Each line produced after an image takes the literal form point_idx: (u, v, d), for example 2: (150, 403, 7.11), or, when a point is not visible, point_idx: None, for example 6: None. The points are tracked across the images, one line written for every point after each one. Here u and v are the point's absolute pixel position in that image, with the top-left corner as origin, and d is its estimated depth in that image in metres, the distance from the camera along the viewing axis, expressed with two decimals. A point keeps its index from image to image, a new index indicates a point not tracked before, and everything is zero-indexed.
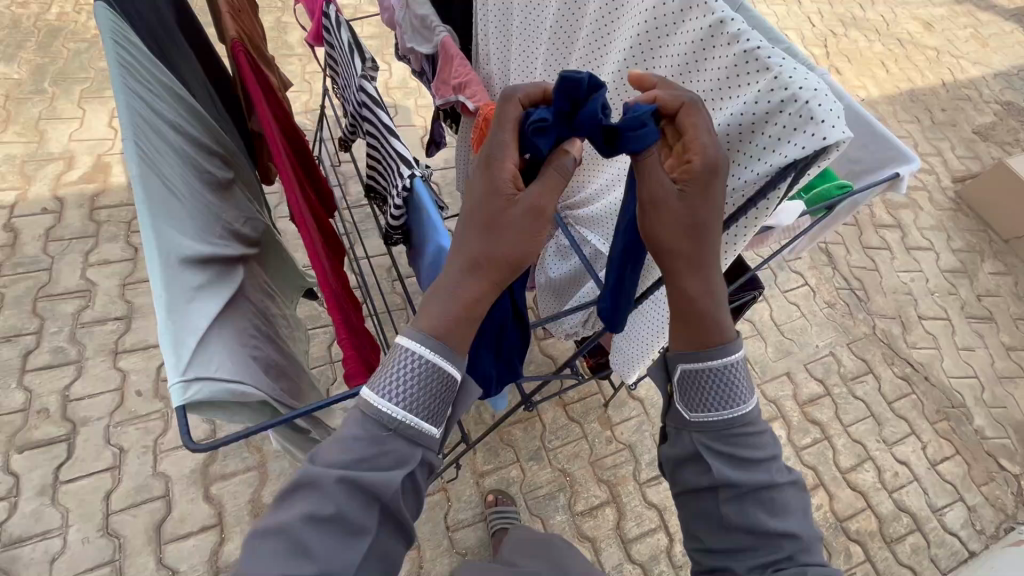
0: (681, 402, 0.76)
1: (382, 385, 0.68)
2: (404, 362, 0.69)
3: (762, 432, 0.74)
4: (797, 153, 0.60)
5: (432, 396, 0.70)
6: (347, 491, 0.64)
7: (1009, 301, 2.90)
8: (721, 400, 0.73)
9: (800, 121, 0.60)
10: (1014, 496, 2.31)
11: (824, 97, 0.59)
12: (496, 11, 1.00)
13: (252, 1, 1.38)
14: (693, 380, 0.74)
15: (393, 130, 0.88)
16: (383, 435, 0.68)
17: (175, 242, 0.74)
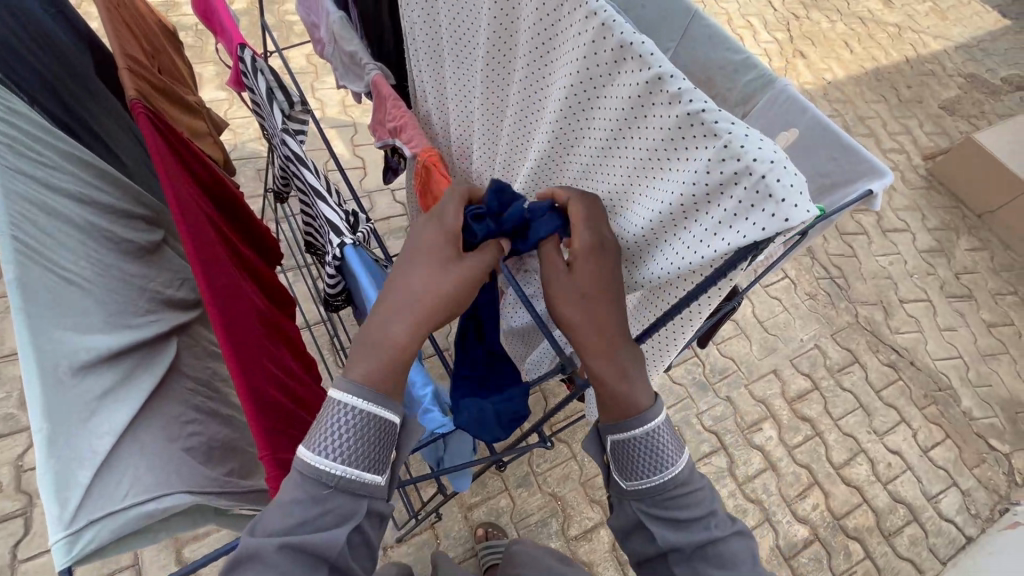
0: (616, 472, 0.70)
1: (318, 443, 0.59)
2: (336, 417, 0.61)
3: (700, 489, 0.68)
4: (756, 236, 0.49)
5: (372, 445, 0.61)
6: (290, 559, 0.56)
7: (986, 277, 2.91)
8: (650, 467, 0.67)
9: (756, 197, 0.49)
10: (1005, 476, 2.31)
11: (781, 171, 0.46)
12: (420, 45, 0.85)
13: (170, 33, 1.25)
14: (622, 451, 0.68)
15: (321, 192, 0.79)
16: (323, 494, 0.59)
17: (68, 345, 0.65)
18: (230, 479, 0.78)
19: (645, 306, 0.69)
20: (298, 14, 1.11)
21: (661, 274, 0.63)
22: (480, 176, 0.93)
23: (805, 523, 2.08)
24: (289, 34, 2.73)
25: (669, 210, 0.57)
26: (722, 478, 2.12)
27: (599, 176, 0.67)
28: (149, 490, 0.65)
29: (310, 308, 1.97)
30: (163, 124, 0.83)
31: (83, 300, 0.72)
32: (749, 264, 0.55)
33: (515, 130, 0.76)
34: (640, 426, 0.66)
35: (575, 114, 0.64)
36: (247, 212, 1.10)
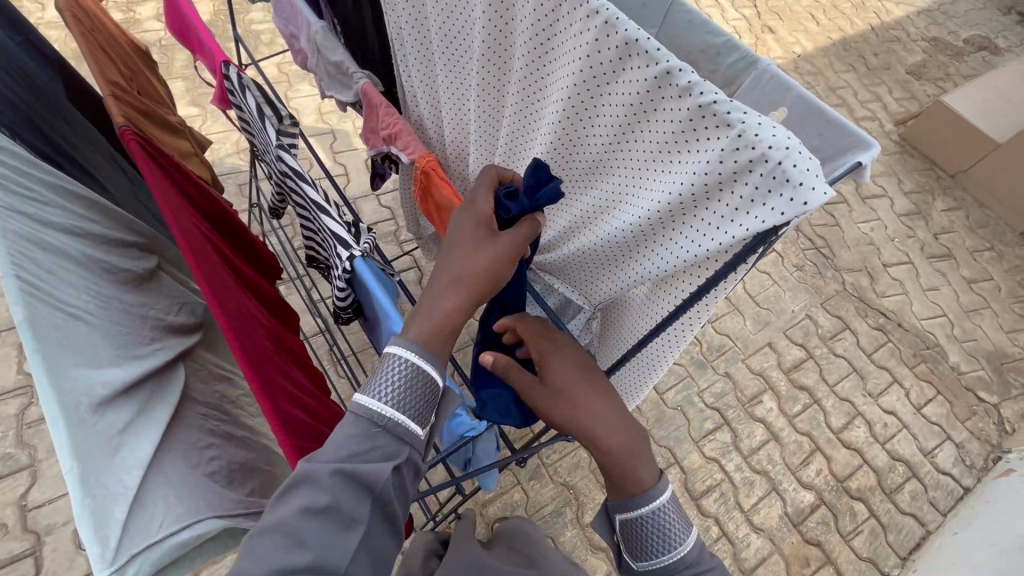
0: (628, 551, 0.74)
1: (373, 385, 0.63)
2: (393, 368, 0.64)
3: (711, 572, 0.69)
4: (775, 221, 0.51)
5: (419, 397, 0.64)
6: (340, 487, 0.57)
7: (963, 235, 2.99)
8: (658, 545, 0.70)
9: (773, 183, 0.50)
10: (995, 425, 2.40)
11: (798, 156, 0.48)
12: (411, 51, 0.85)
13: (144, 53, 1.23)
14: (632, 529, 0.72)
15: (324, 206, 0.78)
16: (374, 432, 0.61)
17: (83, 382, 0.65)
18: (253, 500, 0.77)
19: (655, 299, 0.71)
20: (275, 25, 1.10)
21: (672, 266, 0.64)
22: (478, 176, 0.93)
23: (810, 489, 2.13)
24: (258, 44, 2.67)
25: (681, 201, 0.58)
26: (728, 453, 2.16)
27: (605, 172, 0.68)
28: (180, 519, 0.66)
29: (308, 320, 1.95)
30: (155, 149, 0.82)
31: (91, 335, 0.71)
32: (762, 251, 0.56)
33: (514, 131, 0.76)
34: (649, 499, 0.71)
35: (579, 112, 0.64)
36: (244, 231, 1.09)
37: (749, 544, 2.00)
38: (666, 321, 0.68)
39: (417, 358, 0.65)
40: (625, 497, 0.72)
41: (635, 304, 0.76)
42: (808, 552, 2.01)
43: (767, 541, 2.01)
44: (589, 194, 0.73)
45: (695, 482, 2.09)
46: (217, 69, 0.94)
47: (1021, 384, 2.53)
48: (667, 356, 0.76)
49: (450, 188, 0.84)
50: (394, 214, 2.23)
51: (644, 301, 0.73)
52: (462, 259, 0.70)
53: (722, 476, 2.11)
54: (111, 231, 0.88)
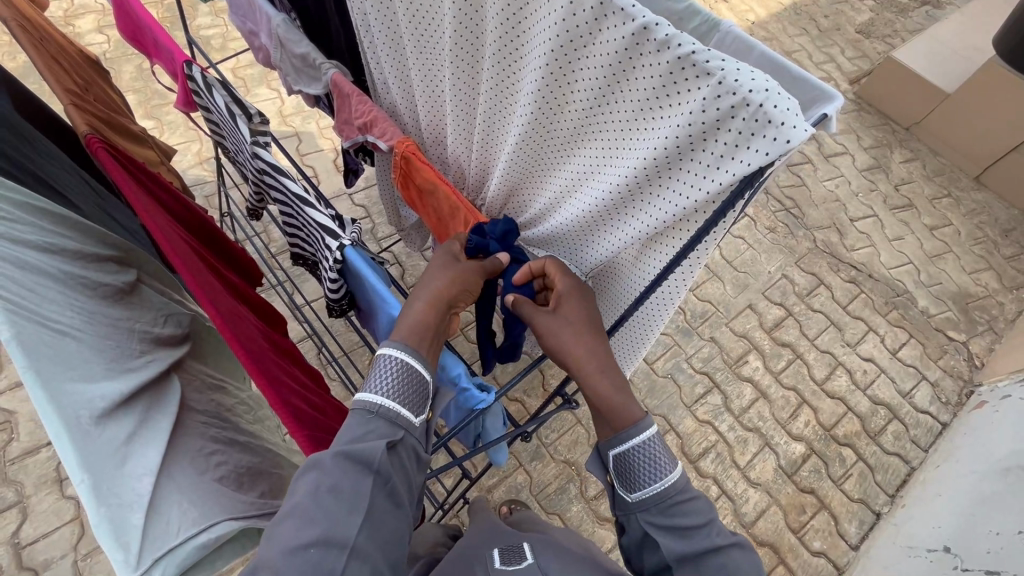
0: (620, 487, 0.77)
1: (373, 382, 0.68)
2: (386, 367, 0.69)
3: (698, 499, 0.74)
4: (761, 162, 0.53)
5: (413, 387, 0.69)
6: (343, 468, 0.63)
7: (921, 184, 3.11)
8: (650, 474, 0.74)
9: (756, 126, 0.52)
10: (966, 362, 2.52)
11: (778, 96, 0.49)
12: (381, 35, 0.84)
13: (97, 64, 1.20)
14: (626, 463, 0.75)
15: (306, 198, 0.78)
16: (369, 418, 0.67)
17: (81, 396, 0.64)
18: (265, 502, 0.78)
19: (648, 255, 0.73)
20: (233, 23, 1.07)
21: (659, 224, 0.66)
22: (457, 156, 0.93)
23: (800, 441, 2.21)
24: (210, 50, 2.59)
25: (666, 155, 0.60)
26: (720, 415, 2.23)
27: (586, 139, 0.70)
28: (197, 523, 0.66)
29: (294, 326, 1.92)
30: (123, 157, 0.80)
31: (81, 351, 0.69)
32: (748, 198, 0.59)
33: (494, 104, 0.76)
34: (638, 433, 0.75)
35: (557, 78, 0.65)
36: (222, 235, 1.07)
37: (748, 499, 2.06)
38: (659, 278, 0.70)
39: (412, 358, 0.69)
40: (616, 437, 0.76)
41: (625, 268, 0.78)
42: (803, 500, 2.09)
43: (764, 494, 2.08)
44: (571, 163, 0.74)
45: (691, 446, 2.15)
46: (179, 70, 0.92)
47: (986, 321, 2.66)
48: (657, 316, 0.79)
49: (433, 170, 0.83)
50: (369, 211, 2.21)
51: (635, 263, 0.76)
52: (435, 275, 0.76)
53: (717, 437, 2.17)
54: (85, 245, 0.84)
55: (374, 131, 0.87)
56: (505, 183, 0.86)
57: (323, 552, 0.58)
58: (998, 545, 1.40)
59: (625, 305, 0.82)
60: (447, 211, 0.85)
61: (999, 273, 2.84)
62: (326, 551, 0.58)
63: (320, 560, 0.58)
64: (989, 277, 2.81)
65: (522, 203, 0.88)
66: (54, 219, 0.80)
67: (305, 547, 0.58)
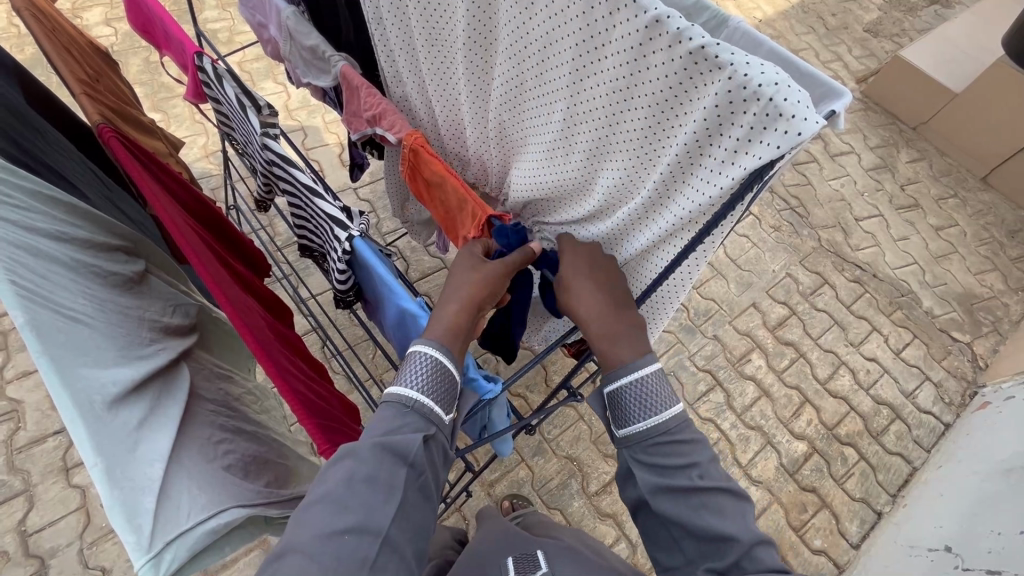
0: (613, 423, 0.79)
1: (404, 377, 0.70)
2: (419, 365, 0.70)
3: (689, 440, 0.74)
4: (772, 156, 0.53)
5: (445, 385, 0.71)
6: (378, 458, 0.64)
7: (928, 184, 3.10)
8: (639, 411, 0.75)
9: (768, 120, 0.52)
10: (970, 363, 2.51)
11: (790, 90, 0.50)
12: (393, 29, 0.84)
13: (106, 56, 1.20)
14: (619, 404, 0.76)
15: (315, 189, 0.78)
16: (404, 411, 0.69)
17: (95, 381, 0.65)
18: (272, 491, 0.79)
19: (657, 248, 0.73)
20: (242, 16, 1.08)
21: (668, 217, 0.67)
22: (467, 149, 0.94)
23: (802, 440, 2.21)
24: (216, 43, 2.60)
25: (678, 148, 0.60)
26: (722, 412, 2.23)
27: (596, 132, 0.70)
28: (207, 509, 0.66)
29: (299, 319, 1.93)
30: (135, 147, 0.81)
31: (94, 338, 0.70)
32: (758, 191, 0.59)
33: (505, 97, 0.77)
34: (630, 371, 0.74)
35: (569, 71, 0.65)
36: (230, 227, 1.08)
37: None
38: (669, 270, 0.71)
39: (445, 358, 0.71)
40: (611, 373, 0.76)
41: (635, 261, 0.79)
42: (804, 498, 2.10)
43: (765, 492, 2.09)
44: (580, 157, 0.75)
45: None
46: (188, 62, 0.92)
47: (991, 322, 2.65)
48: (667, 305, 0.79)
49: (441, 163, 0.84)
50: (374, 206, 2.21)
51: (644, 256, 0.76)
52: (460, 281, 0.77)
53: (719, 435, 2.18)
54: (95, 234, 0.85)
55: (382, 122, 0.87)
56: (515, 176, 0.86)
57: (357, 540, 0.59)
58: (999, 545, 1.40)
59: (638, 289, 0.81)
60: (456, 204, 0.85)
61: (1005, 274, 2.83)
62: (360, 539, 0.59)
63: (353, 548, 0.58)
64: (994, 278, 2.80)
65: (531, 197, 0.88)
66: (64, 209, 0.80)
67: (340, 533, 0.58)
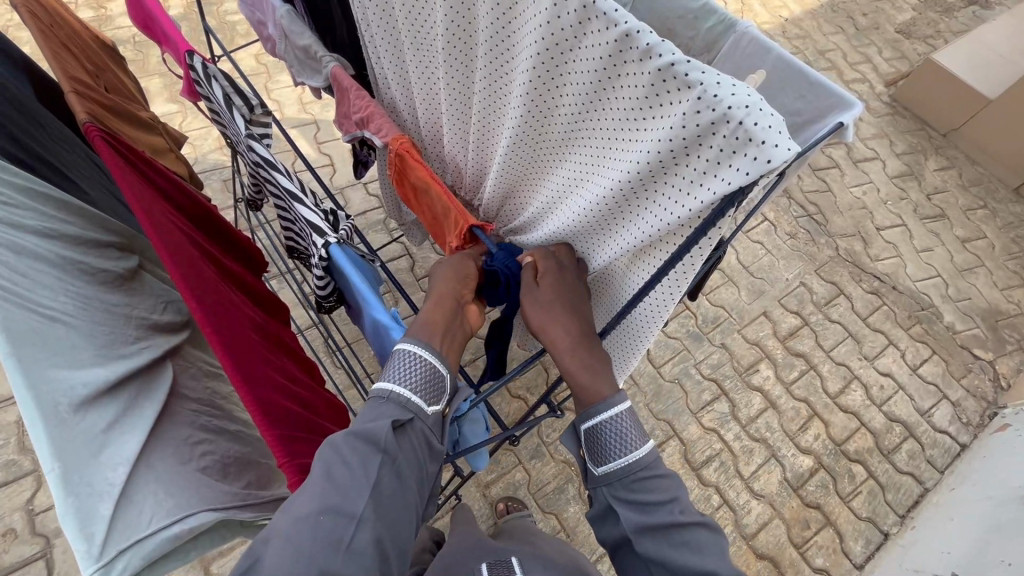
0: (590, 460, 0.77)
1: (389, 375, 0.70)
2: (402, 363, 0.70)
3: (664, 476, 0.73)
4: (742, 181, 0.51)
5: (427, 378, 0.71)
6: (353, 446, 0.65)
7: (956, 194, 2.98)
8: (616, 447, 0.74)
9: (737, 144, 0.49)
10: (990, 382, 2.41)
11: (759, 114, 0.47)
12: (380, 29, 0.82)
13: (114, 51, 1.22)
14: (595, 437, 0.75)
15: (297, 194, 0.78)
16: (381, 403, 0.69)
17: (64, 383, 0.66)
18: (250, 492, 0.79)
19: (636, 266, 0.71)
20: (241, 13, 1.07)
21: (643, 235, 0.64)
22: (455, 154, 0.92)
23: (809, 454, 2.16)
24: (233, 35, 2.62)
25: (649, 169, 0.58)
26: (726, 423, 2.18)
27: (575, 144, 0.68)
28: (171, 514, 0.67)
29: (302, 312, 1.95)
30: (123, 147, 0.81)
31: (72, 337, 0.71)
32: (732, 215, 0.56)
33: (486, 104, 0.74)
34: (608, 409, 0.74)
35: (545, 81, 0.63)
36: (224, 223, 1.09)
37: (750, 510, 2.02)
38: (644, 291, 0.68)
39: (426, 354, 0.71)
40: (587, 408, 0.75)
41: (618, 277, 0.76)
42: (807, 515, 2.04)
43: (767, 506, 2.04)
44: (561, 168, 0.73)
45: (694, 453, 2.11)
46: (182, 60, 0.91)
47: (1016, 340, 2.55)
48: (648, 328, 0.76)
49: (427, 169, 0.83)
50: (382, 202, 2.22)
51: (625, 273, 0.74)
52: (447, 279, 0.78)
53: (722, 445, 2.14)
54: (89, 231, 0.87)
55: (371, 128, 0.86)
56: (501, 183, 0.84)
57: (333, 523, 0.59)
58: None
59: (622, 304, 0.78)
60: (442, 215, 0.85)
61: None
62: (335, 522, 0.59)
63: (329, 530, 0.59)
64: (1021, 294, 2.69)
65: (520, 206, 0.86)
66: (56, 205, 0.81)
67: (314, 514, 0.59)
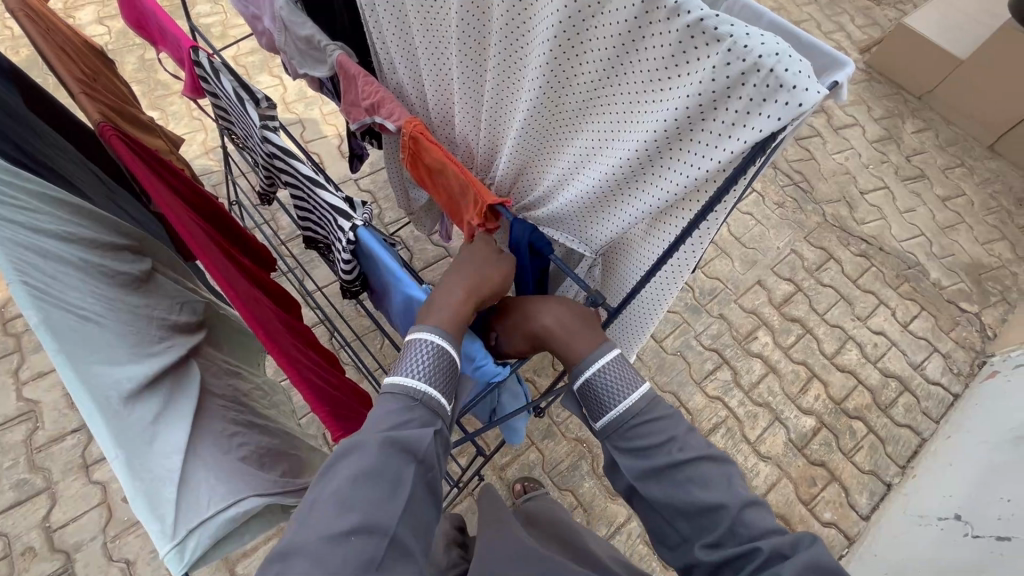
0: (590, 417, 0.83)
1: (406, 370, 0.71)
2: (421, 356, 0.72)
3: (664, 417, 0.79)
4: (772, 129, 0.53)
5: (446, 375, 0.72)
6: (382, 453, 0.64)
7: (934, 154, 3.06)
8: (611, 398, 0.80)
9: (767, 91, 0.52)
10: (978, 333, 2.50)
11: (789, 61, 0.50)
12: (388, 11, 0.83)
13: (103, 55, 1.20)
14: (590, 396, 0.82)
15: (317, 180, 0.78)
16: (412, 405, 0.69)
17: (110, 379, 0.67)
18: (288, 479, 0.81)
19: (657, 229, 0.73)
20: (235, 8, 1.07)
21: (664, 195, 0.67)
22: (466, 134, 0.93)
23: (811, 415, 2.22)
24: (210, 37, 2.58)
25: (675, 126, 0.60)
26: (729, 390, 2.24)
27: (595, 111, 0.70)
28: (226, 497, 0.69)
29: (306, 311, 1.95)
30: (137, 146, 0.81)
31: (106, 336, 0.72)
32: (758, 165, 0.59)
33: (502, 78, 0.76)
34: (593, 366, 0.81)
35: (567, 49, 0.65)
36: (235, 222, 1.09)
37: (758, 472, 2.09)
38: (667, 252, 0.70)
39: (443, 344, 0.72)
40: (573, 368, 0.83)
41: (635, 245, 0.79)
42: (814, 472, 2.11)
43: (775, 468, 2.10)
44: (578, 137, 0.74)
45: (701, 422, 2.16)
46: (184, 56, 0.91)
47: (999, 291, 2.63)
48: (662, 298, 0.80)
49: (441, 150, 0.83)
50: (376, 197, 2.21)
51: (645, 239, 0.76)
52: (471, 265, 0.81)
53: (727, 412, 2.19)
54: (100, 234, 0.85)
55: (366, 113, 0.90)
56: (514, 160, 0.85)
57: (365, 541, 0.59)
58: (1010, 511, 1.48)
59: (639, 269, 0.80)
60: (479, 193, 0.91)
61: (1013, 243, 2.80)
62: (368, 540, 0.59)
63: (360, 548, 0.58)
64: (1002, 247, 2.77)
65: (532, 182, 0.87)
66: (73, 210, 0.81)
67: (347, 532, 0.58)
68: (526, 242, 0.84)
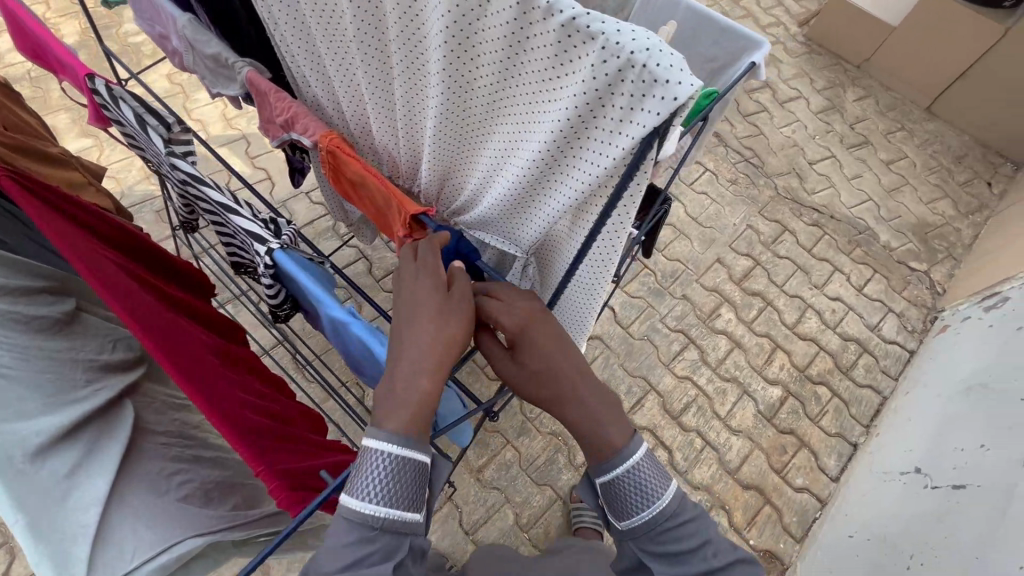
0: (611, 513, 0.80)
1: (361, 490, 0.66)
2: (377, 465, 0.67)
3: (692, 520, 0.77)
4: (654, 123, 0.53)
5: (406, 486, 0.68)
6: None
7: (876, 120, 3.15)
8: (639, 501, 0.77)
9: (645, 87, 0.52)
10: (928, 290, 2.59)
11: (660, 55, 0.50)
12: (289, 24, 0.80)
13: (8, 86, 1.14)
14: (612, 490, 0.78)
15: (231, 206, 0.76)
16: (369, 534, 0.66)
17: (15, 437, 0.66)
18: (238, 512, 0.81)
19: (578, 225, 0.73)
20: (141, 28, 1.02)
21: (576, 193, 0.67)
22: (386, 144, 0.91)
23: (777, 385, 2.28)
24: (140, 57, 2.48)
25: (570, 126, 0.60)
26: (697, 368, 2.28)
27: (499, 116, 0.69)
28: (156, 545, 0.69)
29: (264, 332, 1.91)
30: (35, 187, 0.78)
31: (13, 391, 0.70)
32: (653, 159, 0.59)
33: (408, 86, 0.74)
34: (618, 461, 0.77)
35: (462, 53, 0.64)
36: (163, 250, 1.05)
37: (731, 446, 2.13)
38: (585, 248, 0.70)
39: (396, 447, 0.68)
40: (601, 461, 0.79)
41: (562, 242, 0.78)
42: (784, 441, 2.16)
43: (746, 441, 2.15)
44: (489, 143, 0.74)
45: (672, 403, 2.20)
46: (83, 85, 0.86)
47: (945, 248, 2.73)
48: (593, 294, 0.80)
49: (360, 162, 0.81)
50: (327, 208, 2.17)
51: (568, 235, 0.76)
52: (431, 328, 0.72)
53: (696, 391, 2.23)
54: (9, 279, 0.80)
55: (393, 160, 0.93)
56: (435, 168, 0.84)
57: None
58: None
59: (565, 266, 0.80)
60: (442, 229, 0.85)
61: (955, 200, 2.90)
62: None
63: None
64: (945, 205, 2.88)
65: (457, 188, 0.86)
66: None
67: None
68: (453, 250, 0.85)
